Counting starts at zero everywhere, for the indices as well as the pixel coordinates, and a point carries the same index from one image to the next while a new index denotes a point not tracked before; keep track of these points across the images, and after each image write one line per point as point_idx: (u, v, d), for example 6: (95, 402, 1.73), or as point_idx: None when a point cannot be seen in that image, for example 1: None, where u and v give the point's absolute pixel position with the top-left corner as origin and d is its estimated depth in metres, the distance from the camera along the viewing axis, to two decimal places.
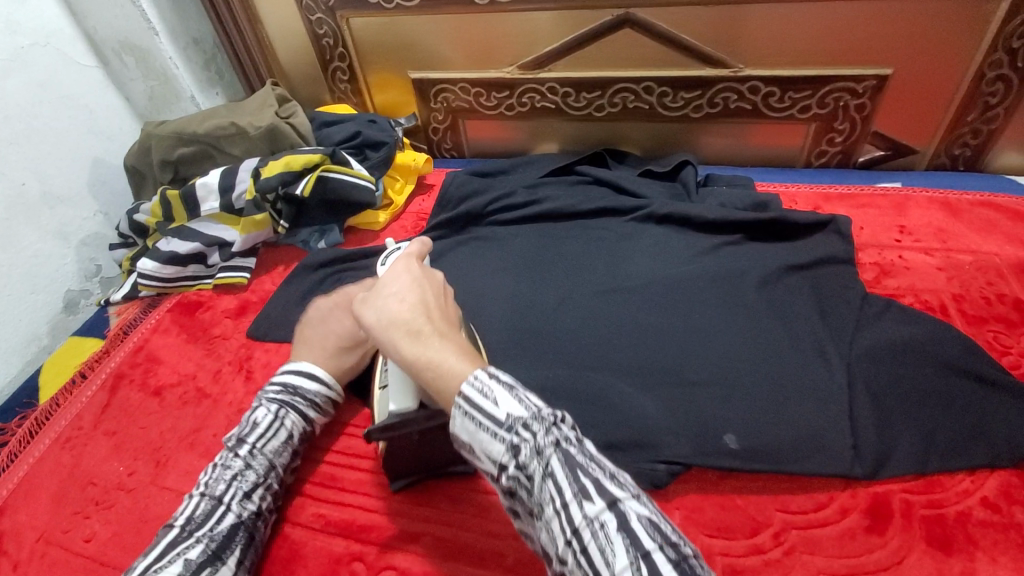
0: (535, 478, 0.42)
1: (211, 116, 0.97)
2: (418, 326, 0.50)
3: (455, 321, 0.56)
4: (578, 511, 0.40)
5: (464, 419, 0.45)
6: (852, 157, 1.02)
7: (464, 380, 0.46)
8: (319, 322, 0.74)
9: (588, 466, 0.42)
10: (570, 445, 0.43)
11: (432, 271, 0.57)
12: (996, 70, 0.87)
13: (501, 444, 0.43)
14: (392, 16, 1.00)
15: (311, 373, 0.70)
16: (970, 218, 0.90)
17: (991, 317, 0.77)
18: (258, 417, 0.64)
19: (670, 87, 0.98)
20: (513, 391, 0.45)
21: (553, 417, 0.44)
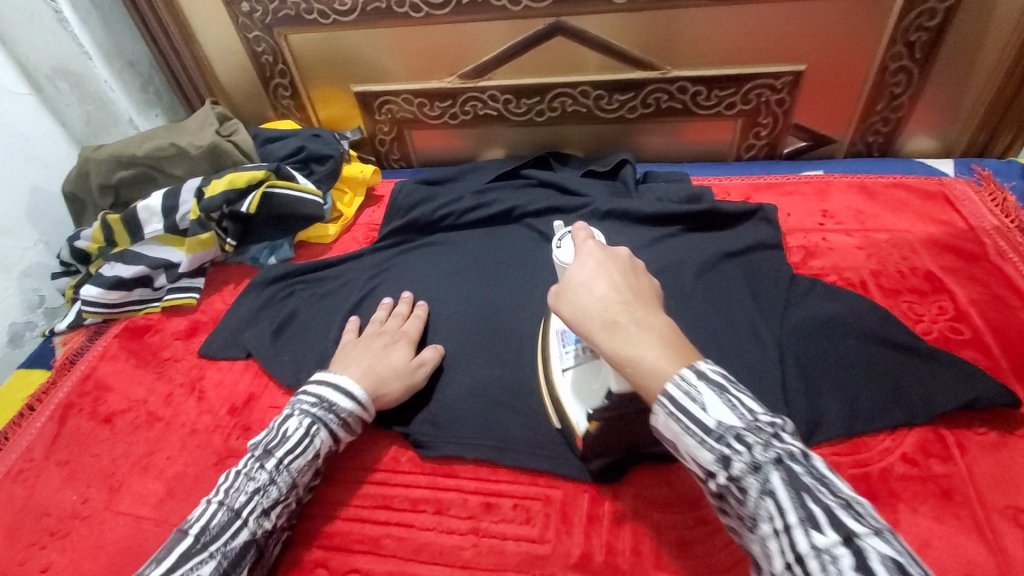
0: (751, 492, 0.43)
1: (149, 137, 0.96)
2: (612, 316, 0.49)
3: (654, 295, 0.53)
4: (803, 536, 0.40)
5: (668, 419, 0.46)
6: (778, 148, 1.09)
7: (668, 379, 0.46)
8: (378, 345, 0.73)
9: (816, 489, 0.41)
10: (794, 463, 0.43)
11: (617, 253, 0.54)
12: (898, 62, 0.95)
13: (710, 452, 0.45)
14: (330, 31, 1.01)
15: (351, 391, 0.67)
16: (886, 200, 0.97)
17: (905, 288, 0.84)
18: (289, 429, 0.63)
19: (604, 90, 1.02)
20: (722, 393, 0.45)
21: (770, 428, 0.44)
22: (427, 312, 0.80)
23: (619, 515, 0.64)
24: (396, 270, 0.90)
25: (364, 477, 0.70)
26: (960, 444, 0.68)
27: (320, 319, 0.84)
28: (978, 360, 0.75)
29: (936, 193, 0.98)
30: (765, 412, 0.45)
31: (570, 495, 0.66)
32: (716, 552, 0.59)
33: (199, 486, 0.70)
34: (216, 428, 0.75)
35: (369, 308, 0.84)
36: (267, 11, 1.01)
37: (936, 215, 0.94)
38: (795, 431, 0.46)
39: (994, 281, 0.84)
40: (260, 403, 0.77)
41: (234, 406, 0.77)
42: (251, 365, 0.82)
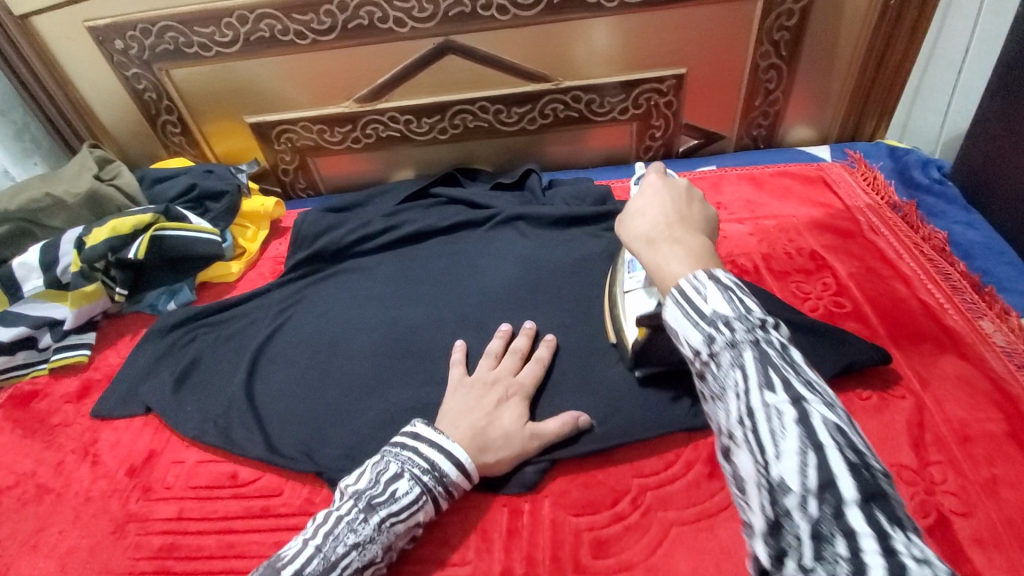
0: (722, 364, 0.38)
1: (21, 188, 0.89)
2: (656, 232, 0.51)
3: (707, 224, 0.55)
4: (759, 395, 0.36)
5: (677, 311, 0.42)
6: (674, 148, 1.14)
7: (684, 277, 0.44)
8: (489, 401, 0.66)
9: (783, 364, 0.36)
10: (772, 344, 0.37)
11: (685, 188, 0.57)
12: (767, 60, 1.03)
13: (700, 332, 0.40)
14: (214, 63, 0.98)
15: (461, 458, 0.61)
16: (772, 187, 1.04)
17: (792, 269, 0.90)
18: (398, 491, 0.58)
19: (502, 104, 1.04)
20: (727, 290, 0.41)
21: (758, 319, 0.39)
22: (554, 350, 0.73)
23: (538, 525, 0.64)
24: (305, 303, 0.87)
25: (276, 525, 0.65)
26: (847, 410, 0.73)
27: (226, 362, 0.81)
28: (859, 329, 0.81)
29: (815, 177, 1.06)
30: (763, 311, 0.40)
31: (489, 512, 0.66)
32: (632, 546, 0.61)
33: (95, 559, 0.65)
34: (112, 493, 0.70)
35: (277, 346, 0.81)
36: (144, 47, 0.97)
37: (817, 199, 1.02)
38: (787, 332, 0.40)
39: (868, 254, 0.91)
40: (160, 459, 0.73)
41: (132, 466, 0.73)
42: (150, 422, 0.77)
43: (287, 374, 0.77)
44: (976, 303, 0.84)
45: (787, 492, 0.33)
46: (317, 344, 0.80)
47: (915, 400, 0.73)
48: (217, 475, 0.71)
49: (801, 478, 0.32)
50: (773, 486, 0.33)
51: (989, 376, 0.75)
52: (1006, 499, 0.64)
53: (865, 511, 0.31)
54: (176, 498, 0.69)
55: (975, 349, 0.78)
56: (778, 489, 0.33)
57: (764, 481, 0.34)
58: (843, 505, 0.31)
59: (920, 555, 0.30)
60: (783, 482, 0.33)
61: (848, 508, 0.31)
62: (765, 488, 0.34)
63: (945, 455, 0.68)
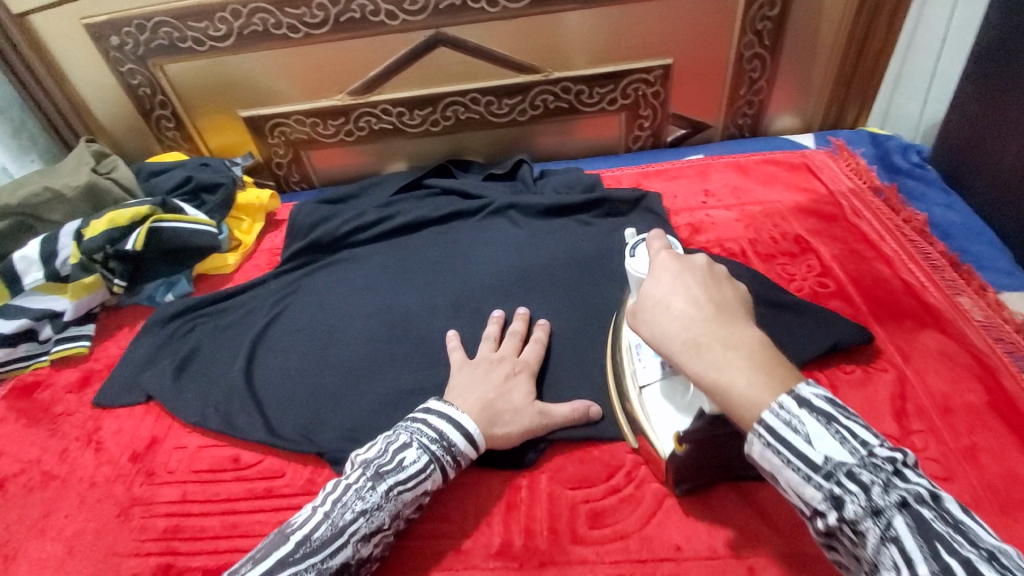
0: (869, 537, 0.39)
1: (21, 183, 0.90)
2: (698, 335, 0.45)
3: (742, 306, 0.48)
4: None
5: (766, 450, 0.42)
6: (662, 138, 1.17)
7: (766, 407, 0.42)
8: (497, 377, 0.68)
9: (945, 533, 0.37)
10: (922, 507, 0.38)
11: (708, 263, 0.50)
12: (751, 49, 1.05)
13: (816, 489, 0.41)
14: (207, 58, 0.99)
15: (468, 428, 0.63)
16: (758, 174, 1.07)
17: (778, 252, 0.92)
18: (406, 460, 0.59)
19: (493, 96, 1.06)
20: (830, 424, 0.41)
21: (887, 467, 0.40)
22: (549, 332, 0.75)
23: (536, 499, 0.66)
24: (303, 291, 0.89)
25: (279, 505, 0.67)
26: (831, 384, 0.76)
27: (225, 351, 0.82)
28: (842, 308, 0.84)
29: (799, 164, 1.08)
30: (881, 444, 0.41)
31: (487, 488, 0.68)
32: (626, 516, 0.64)
33: (102, 541, 0.66)
34: (117, 478, 0.71)
35: (276, 334, 0.83)
36: (138, 43, 0.98)
37: (802, 185, 1.04)
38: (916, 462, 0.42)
39: (851, 236, 0.94)
40: (163, 445, 0.74)
41: (136, 452, 0.74)
42: (152, 409, 0.78)
43: (287, 361, 0.79)
44: (955, 281, 0.87)
45: None
46: (315, 331, 0.82)
47: (896, 373, 0.76)
48: (219, 458, 0.72)
49: None
50: None
51: (967, 348, 0.78)
52: (984, 464, 0.67)
53: None
54: (180, 481, 0.70)
55: (954, 324, 0.81)
56: None
57: None
58: None
59: None
60: None
61: None
62: None
63: (926, 424, 0.71)
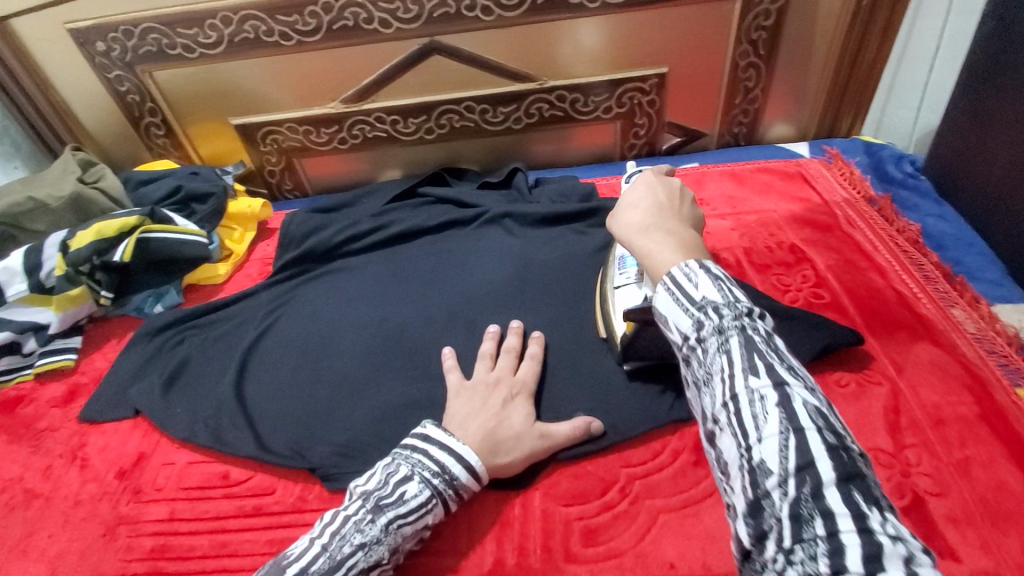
0: (708, 350, 0.39)
1: (3, 192, 0.88)
2: (648, 224, 0.52)
3: (696, 220, 0.56)
4: (743, 382, 0.36)
5: (665, 295, 0.43)
6: (657, 146, 1.16)
7: (673, 266, 0.44)
8: (495, 402, 0.66)
9: (769, 350, 0.37)
10: (756, 330, 0.38)
11: (681, 187, 0.58)
12: (746, 58, 1.05)
13: (688, 318, 0.41)
14: (198, 65, 0.98)
15: (471, 460, 0.61)
16: (752, 183, 1.07)
17: (773, 262, 0.92)
18: (408, 493, 0.58)
19: (487, 104, 1.05)
20: (716, 280, 0.41)
21: (747, 308, 0.40)
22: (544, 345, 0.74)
23: (529, 516, 0.65)
24: (294, 303, 0.88)
25: (269, 523, 0.66)
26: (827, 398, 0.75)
27: (214, 364, 0.80)
28: (837, 319, 0.84)
29: (794, 173, 1.08)
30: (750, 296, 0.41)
31: (480, 504, 0.67)
32: (621, 534, 0.63)
33: (86, 561, 0.65)
34: (102, 496, 0.70)
35: (266, 347, 0.81)
36: (126, 49, 0.96)
37: (797, 194, 1.04)
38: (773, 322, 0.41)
39: (846, 247, 0.94)
40: (150, 461, 0.73)
41: (122, 469, 0.72)
42: (139, 424, 0.77)
43: (278, 375, 0.78)
44: (949, 293, 0.87)
45: (768, 473, 0.34)
46: (307, 343, 0.81)
47: (891, 386, 0.76)
48: (207, 474, 0.71)
49: (782, 458, 0.33)
50: (754, 469, 0.34)
51: (960, 361, 0.78)
52: (977, 477, 0.67)
53: (841, 489, 0.32)
54: (167, 499, 0.69)
55: (947, 335, 0.81)
56: (759, 470, 0.34)
57: (745, 462, 0.35)
58: (821, 484, 0.32)
59: (892, 530, 0.32)
60: (764, 466, 0.34)
61: (826, 486, 0.32)
62: (747, 470, 0.35)
63: (920, 438, 0.71)
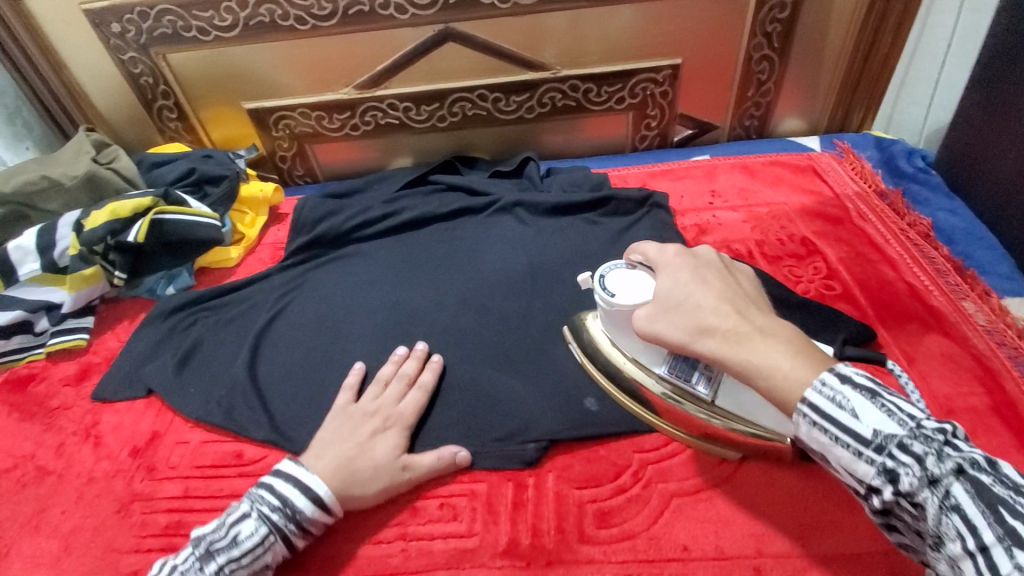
0: (928, 506, 0.42)
1: (16, 171, 0.88)
2: (736, 324, 0.52)
3: (754, 295, 0.58)
4: (1004, 555, 0.38)
5: (815, 430, 0.48)
6: (669, 137, 1.16)
7: (808, 385, 0.48)
8: (361, 432, 0.65)
9: (1009, 499, 0.39)
10: (979, 473, 0.41)
11: (717, 263, 0.60)
12: (760, 51, 1.05)
13: (870, 464, 0.45)
14: (212, 48, 0.98)
15: (314, 491, 0.60)
16: (764, 175, 1.07)
17: (785, 254, 0.92)
18: (241, 533, 0.58)
19: (500, 92, 1.05)
20: (875, 399, 0.46)
21: (938, 435, 0.44)
22: (438, 373, 0.72)
23: (542, 498, 0.66)
24: (307, 286, 0.88)
25: None
26: None
27: (227, 345, 0.80)
28: (849, 310, 0.84)
29: (805, 166, 1.08)
30: (929, 418, 0.45)
31: (494, 486, 0.67)
32: (634, 516, 0.63)
33: (100, 537, 0.65)
34: (116, 474, 0.70)
35: (278, 329, 0.81)
36: (141, 31, 0.96)
37: (807, 187, 1.04)
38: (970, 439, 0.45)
39: (857, 240, 0.94)
40: (163, 439, 0.73)
41: (136, 447, 0.73)
42: (152, 403, 0.77)
43: (290, 356, 0.78)
44: (959, 286, 0.87)
45: None
46: (319, 325, 0.81)
47: None
48: (219, 452, 0.71)
49: None
50: None
51: (971, 352, 0.78)
52: None
53: None
54: (180, 477, 0.69)
55: (958, 327, 0.81)
56: None
57: None
58: None
59: None
60: None
61: None
62: None
63: None
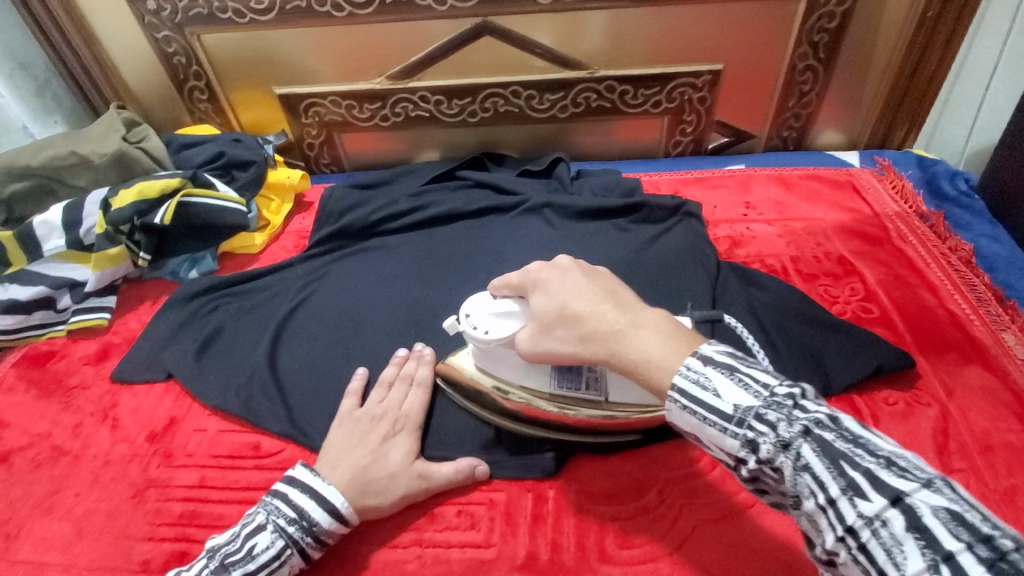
0: (784, 470, 0.40)
1: (46, 145, 0.88)
2: (607, 329, 0.50)
3: (618, 286, 0.55)
4: (849, 507, 0.37)
5: (683, 412, 0.45)
6: (703, 144, 1.13)
7: (676, 371, 0.45)
8: (373, 439, 0.64)
9: (852, 452, 0.38)
10: (823, 431, 0.39)
11: (577, 266, 0.57)
12: (805, 60, 1.02)
13: (734, 438, 0.42)
14: (246, 31, 0.97)
15: (332, 503, 0.59)
16: (801, 189, 1.04)
17: (820, 272, 0.89)
18: (257, 546, 0.57)
19: (535, 90, 1.03)
20: (732, 374, 0.43)
21: (787, 399, 0.41)
22: (436, 368, 0.71)
23: (563, 512, 0.64)
24: (330, 278, 0.86)
25: None
26: (873, 415, 0.73)
27: (248, 334, 0.79)
28: (886, 335, 0.81)
29: (844, 182, 1.05)
30: (780, 382, 0.43)
31: (513, 496, 0.65)
32: (657, 538, 0.61)
33: (113, 523, 0.64)
34: (132, 458, 0.70)
35: (299, 320, 0.80)
36: (176, 9, 0.95)
37: (846, 204, 1.01)
38: (818, 394, 0.43)
39: (896, 262, 0.91)
40: (180, 426, 0.72)
41: (153, 432, 0.72)
42: (171, 388, 0.76)
43: (311, 349, 0.77)
44: (1001, 316, 0.84)
45: None
46: (340, 319, 0.80)
47: (940, 408, 0.73)
48: (237, 442, 0.70)
49: None
50: None
51: (1012, 388, 0.75)
52: None
53: None
54: (197, 465, 0.68)
55: (999, 360, 0.78)
56: None
57: None
58: None
59: None
60: None
61: None
62: None
63: (968, 463, 0.68)
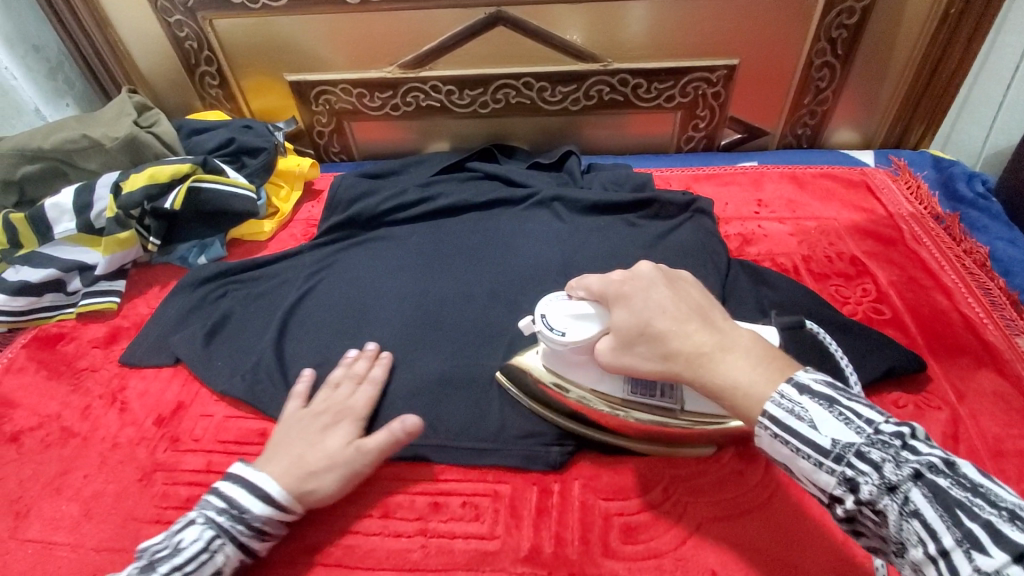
0: (890, 513, 0.41)
1: (58, 128, 0.88)
2: (694, 349, 0.50)
3: (704, 300, 0.54)
4: (964, 560, 0.36)
5: (776, 442, 0.46)
6: (716, 141, 1.12)
7: (768, 398, 0.46)
8: (315, 428, 0.64)
9: (968, 501, 0.38)
10: (937, 476, 0.39)
11: (662, 275, 0.56)
12: (822, 57, 1.00)
13: (831, 474, 0.43)
14: (259, 17, 0.96)
15: (267, 489, 0.59)
16: (814, 188, 1.03)
17: (832, 272, 0.88)
18: (185, 540, 0.56)
19: (547, 81, 1.02)
20: (831, 407, 0.44)
21: (893, 439, 0.42)
22: (389, 362, 0.71)
23: (567, 506, 0.64)
24: (338, 267, 0.86)
25: None
26: None
27: (255, 321, 0.80)
28: (897, 337, 0.80)
29: (858, 182, 1.04)
30: (887, 421, 0.43)
31: (518, 489, 0.66)
32: (661, 535, 0.61)
33: (120, 505, 0.65)
34: (140, 441, 0.70)
35: (307, 309, 0.80)
36: None
37: (859, 204, 1.00)
38: (929, 437, 0.43)
39: (910, 264, 0.90)
40: (188, 412, 0.73)
41: (161, 416, 0.72)
42: (179, 373, 0.77)
43: (318, 337, 0.77)
44: (1015, 321, 0.82)
45: None
46: (347, 308, 0.79)
47: (950, 412, 0.72)
48: (243, 428, 0.70)
49: None
50: None
51: None
52: None
53: None
54: (204, 450, 0.69)
55: (1012, 365, 0.77)
56: None
57: None
58: None
59: None
60: None
61: None
62: None
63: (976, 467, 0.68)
